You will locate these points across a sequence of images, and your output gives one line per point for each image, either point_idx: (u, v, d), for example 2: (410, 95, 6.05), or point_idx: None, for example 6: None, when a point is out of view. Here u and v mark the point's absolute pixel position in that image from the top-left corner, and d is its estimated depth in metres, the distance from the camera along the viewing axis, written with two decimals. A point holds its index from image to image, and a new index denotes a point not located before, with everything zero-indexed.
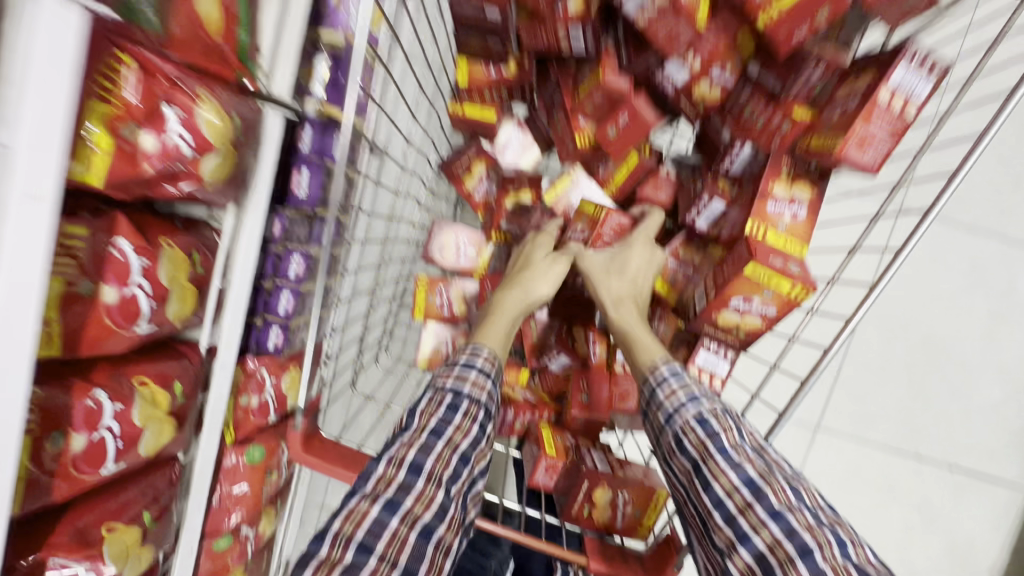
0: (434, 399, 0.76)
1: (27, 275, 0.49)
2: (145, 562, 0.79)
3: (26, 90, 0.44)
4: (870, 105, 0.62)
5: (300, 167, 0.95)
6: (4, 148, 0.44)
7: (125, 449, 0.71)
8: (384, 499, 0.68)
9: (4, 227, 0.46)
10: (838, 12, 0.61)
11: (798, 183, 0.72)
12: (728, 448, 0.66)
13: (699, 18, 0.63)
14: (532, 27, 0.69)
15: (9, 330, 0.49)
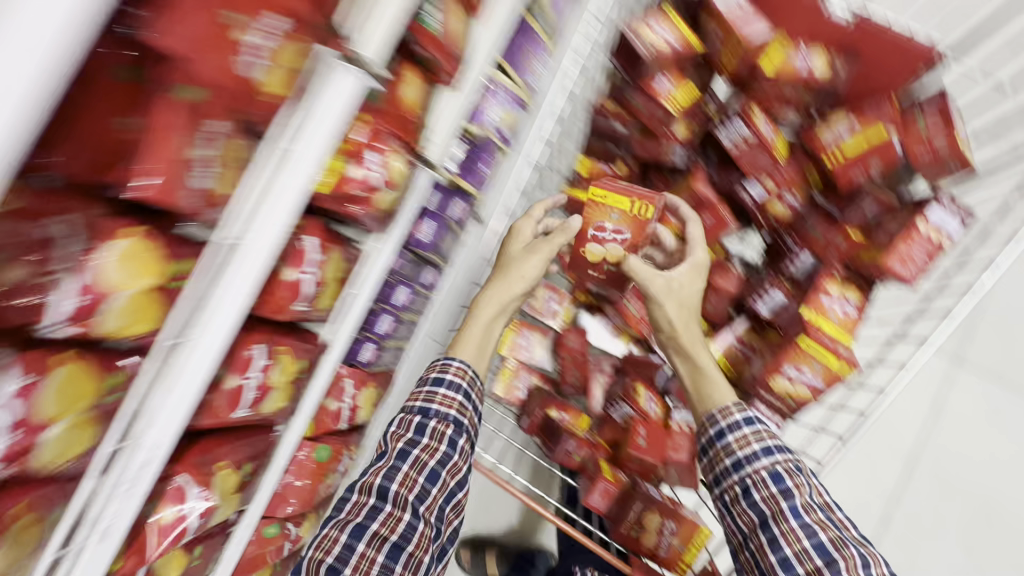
0: (406, 422, 0.89)
1: (264, 245, 0.59)
2: (230, 508, 0.90)
3: (313, 120, 0.56)
4: (911, 232, 0.81)
5: (426, 219, 1.17)
6: (287, 154, 0.56)
7: (257, 398, 0.87)
8: (353, 525, 0.81)
9: (268, 211, 0.57)
10: (889, 164, 0.78)
11: (850, 287, 0.86)
12: (799, 510, 0.74)
13: (777, 152, 0.82)
14: (644, 142, 0.88)
15: (235, 287, 0.59)
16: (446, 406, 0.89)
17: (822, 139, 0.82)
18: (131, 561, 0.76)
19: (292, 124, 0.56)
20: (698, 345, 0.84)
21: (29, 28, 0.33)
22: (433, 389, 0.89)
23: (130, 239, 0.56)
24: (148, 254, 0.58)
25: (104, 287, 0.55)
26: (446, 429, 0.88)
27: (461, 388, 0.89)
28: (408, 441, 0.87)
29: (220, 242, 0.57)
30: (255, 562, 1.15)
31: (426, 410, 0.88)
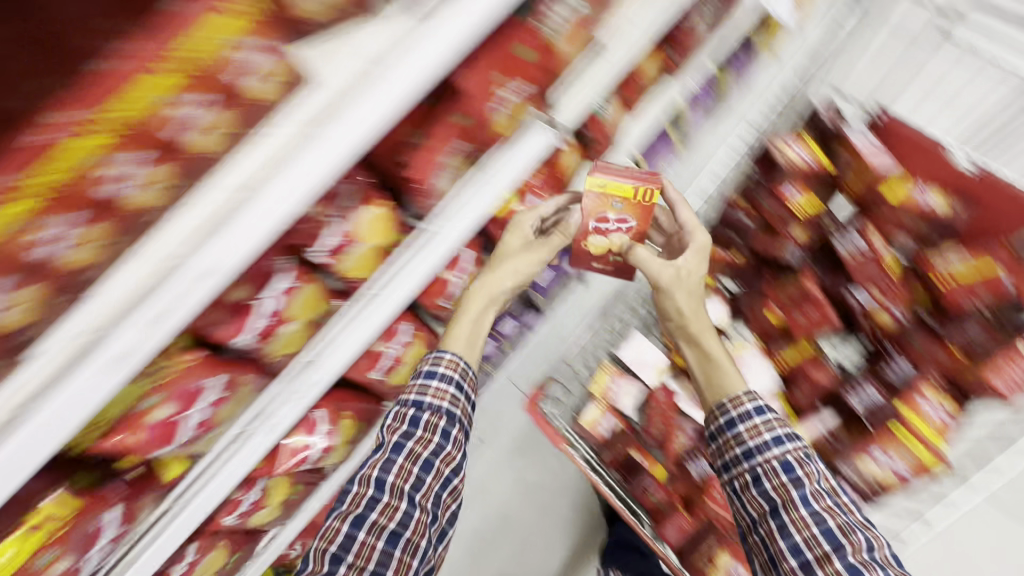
0: (400, 416, 0.87)
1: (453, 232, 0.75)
2: (336, 457, 1.04)
3: (511, 156, 0.78)
4: (1015, 355, 0.85)
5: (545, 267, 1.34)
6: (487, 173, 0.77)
7: (389, 368, 1.02)
8: (353, 515, 0.79)
9: (462, 209, 0.75)
10: (998, 293, 0.86)
11: (947, 396, 0.91)
12: (808, 497, 0.71)
13: (889, 266, 0.93)
14: (764, 237, 1.02)
15: (420, 262, 0.74)
16: (438, 398, 0.89)
17: (932, 261, 0.91)
18: (264, 466, 0.92)
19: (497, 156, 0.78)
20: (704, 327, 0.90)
21: (430, 57, 0.54)
22: (428, 379, 0.89)
23: (383, 209, 0.76)
24: (387, 224, 0.77)
25: (357, 235, 0.74)
26: (439, 421, 0.88)
27: (453, 378, 0.90)
28: (403, 433, 0.86)
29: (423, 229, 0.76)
30: None
31: (419, 402, 0.88)
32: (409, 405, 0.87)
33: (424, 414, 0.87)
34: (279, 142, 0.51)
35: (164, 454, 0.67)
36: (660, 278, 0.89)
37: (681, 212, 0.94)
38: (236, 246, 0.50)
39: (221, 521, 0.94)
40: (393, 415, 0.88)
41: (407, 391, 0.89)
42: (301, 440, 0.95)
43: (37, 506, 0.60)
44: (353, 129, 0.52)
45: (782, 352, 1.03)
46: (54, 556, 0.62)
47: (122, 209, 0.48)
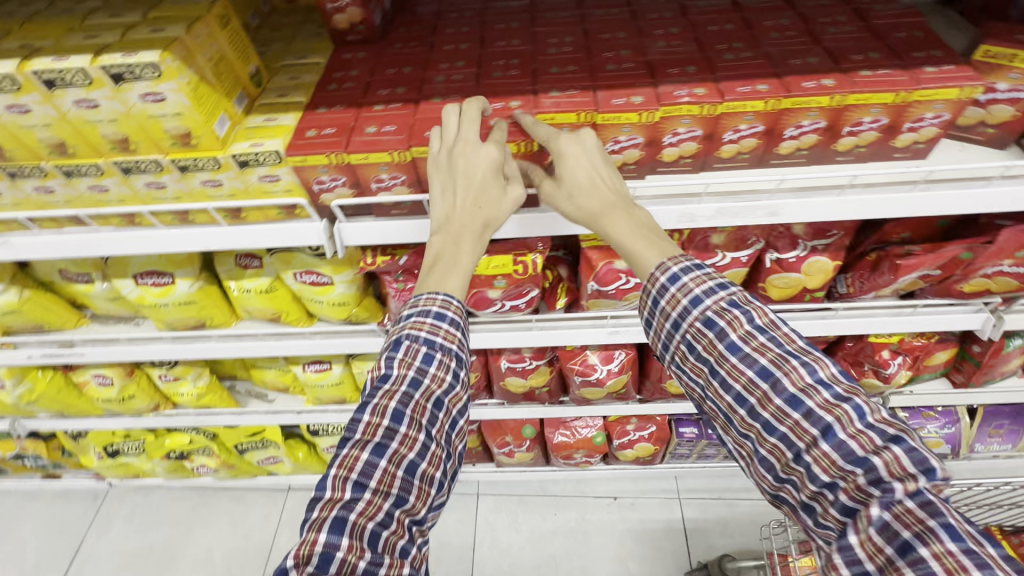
0: (411, 352, 0.61)
1: (858, 327, 0.91)
2: (590, 394, 1.20)
3: (939, 315, 0.90)
4: None
5: None
6: (914, 309, 0.90)
7: None
8: (374, 443, 0.57)
9: (872, 318, 0.90)
10: None
11: None
12: (739, 342, 0.56)
13: None
14: None
15: (814, 325, 0.91)
16: (448, 340, 0.62)
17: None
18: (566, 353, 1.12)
19: (925, 306, 0.90)
20: (642, 238, 0.63)
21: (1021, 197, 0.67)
22: (436, 321, 0.62)
23: (835, 263, 0.88)
24: (827, 275, 0.89)
25: (803, 267, 0.88)
26: (453, 363, 0.62)
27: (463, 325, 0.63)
28: (418, 369, 0.60)
29: (831, 306, 0.92)
30: (503, 429, 1.45)
31: (429, 341, 0.61)
32: (415, 343, 0.61)
33: (437, 354, 0.61)
34: (884, 173, 0.69)
35: (586, 287, 0.91)
36: (554, 197, 0.67)
37: (536, 130, 0.65)
38: (803, 211, 0.70)
39: (500, 360, 1.15)
40: (401, 348, 0.61)
41: (417, 324, 0.62)
42: (592, 360, 1.14)
43: (526, 255, 0.85)
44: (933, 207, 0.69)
45: None
46: (500, 285, 0.89)
47: (778, 145, 0.69)
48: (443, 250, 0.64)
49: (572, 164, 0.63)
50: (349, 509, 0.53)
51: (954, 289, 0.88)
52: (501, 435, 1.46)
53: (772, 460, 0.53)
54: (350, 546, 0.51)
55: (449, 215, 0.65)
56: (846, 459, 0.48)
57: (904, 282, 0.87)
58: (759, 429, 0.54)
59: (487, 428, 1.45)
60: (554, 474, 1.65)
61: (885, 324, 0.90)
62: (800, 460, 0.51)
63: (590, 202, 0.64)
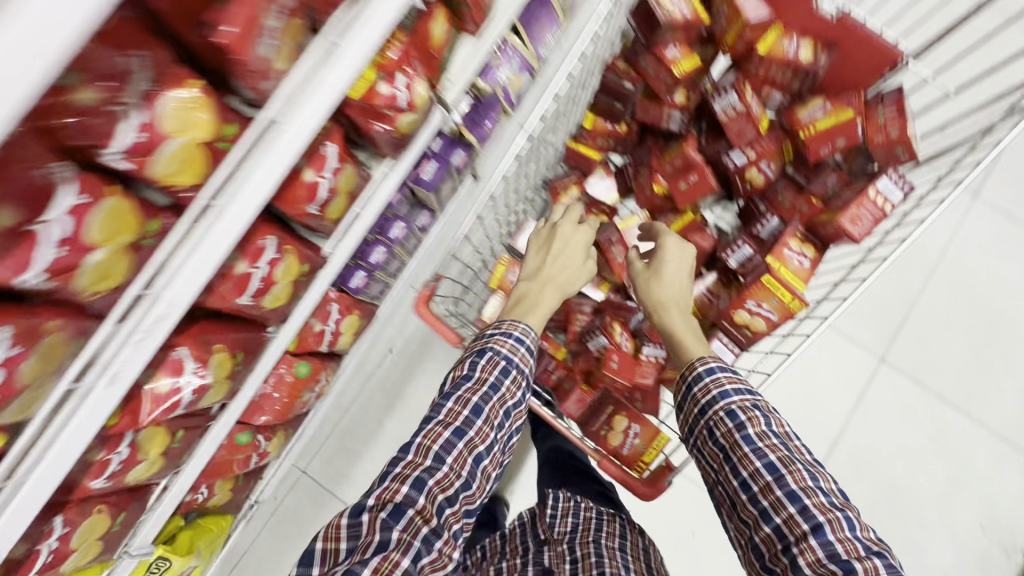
0: (493, 364, 0.93)
1: (302, 125, 0.63)
2: (218, 396, 0.93)
3: (358, 28, 0.64)
4: (860, 196, 0.88)
5: (431, 159, 1.31)
6: (337, 45, 0.64)
7: (261, 291, 0.90)
8: (454, 427, 0.87)
9: (304, 104, 0.63)
10: (852, 141, 0.88)
11: (808, 245, 0.94)
12: (752, 437, 0.83)
13: (760, 123, 0.93)
14: (648, 104, 1.00)
15: (265, 168, 0.63)
16: (523, 363, 0.94)
17: (800, 115, 0.91)
18: (124, 421, 0.79)
19: (341, 31, 0.65)
20: (689, 330, 0.94)
21: None
22: (516, 345, 0.94)
23: (190, 90, 0.60)
24: (203, 108, 0.61)
25: (162, 129, 0.59)
26: (520, 379, 0.94)
27: (529, 352, 0.97)
28: (495, 378, 0.92)
29: (264, 119, 0.64)
30: (224, 465, 1.19)
31: (509, 361, 0.94)
32: (502, 359, 0.93)
33: (515, 372, 0.93)
34: None
35: None
36: (641, 274, 0.98)
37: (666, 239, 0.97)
38: None
39: (88, 487, 0.83)
40: (485, 357, 0.94)
41: (500, 346, 0.94)
42: (168, 383, 0.82)
43: None
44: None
45: (669, 223, 1.06)
46: None
47: None
48: (526, 292, 1.01)
49: (673, 265, 0.96)
50: (431, 474, 0.83)
51: None
52: (228, 467, 1.20)
53: (765, 544, 0.79)
54: (422, 502, 0.81)
55: (538, 268, 1.01)
56: (830, 556, 0.72)
57: (272, 54, 0.63)
58: (758, 515, 0.80)
59: (207, 476, 1.17)
60: (328, 403, 1.55)
61: (322, 85, 0.63)
62: (789, 549, 0.75)
63: (664, 292, 0.97)
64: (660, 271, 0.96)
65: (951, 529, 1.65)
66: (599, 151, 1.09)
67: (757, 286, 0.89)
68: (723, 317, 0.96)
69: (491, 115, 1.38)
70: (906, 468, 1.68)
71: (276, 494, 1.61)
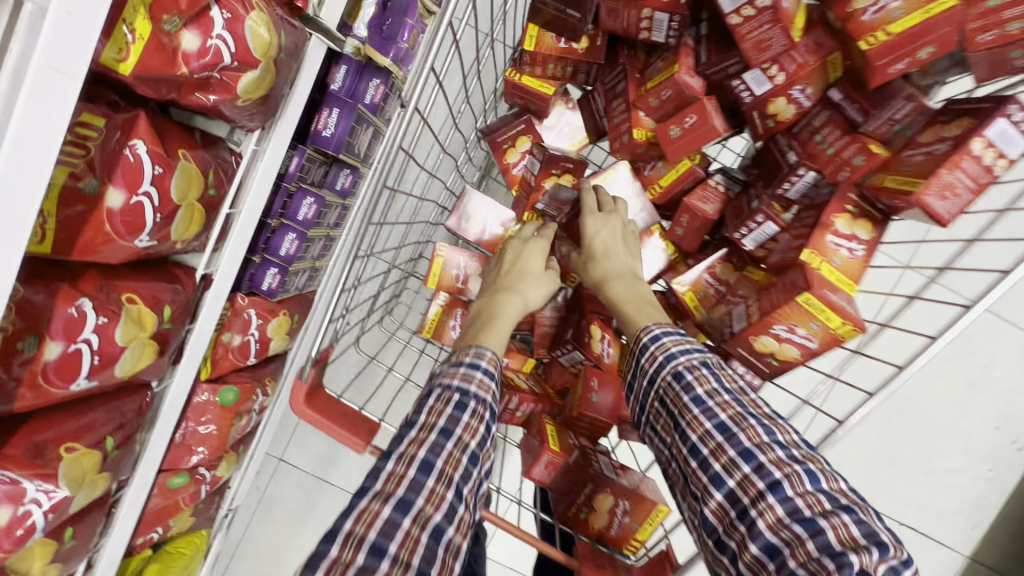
0: (444, 396, 0.68)
1: (42, 149, 0.44)
2: (99, 491, 0.73)
3: None
4: (960, 153, 0.66)
5: (331, 106, 0.95)
6: (35, 5, 0.40)
7: (101, 367, 0.66)
8: (395, 498, 0.59)
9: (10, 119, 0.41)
10: (940, 50, 0.68)
11: (860, 222, 0.75)
12: (703, 397, 0.68)
13: (794, 32, 0.70)
14: (618, 6, 0.72)
15: (4, 214, 0.44)
16: (485, 388, 0.70)
17: (858, 10, 0.68)
18: None
19: None
20: (640, 302, 0.79)
21: None
22: (472, 367, 0.71)
23: None
24: None
25: None
26: (486, 412, 0.69)
27: (496, 373, 0.72)
28: (449, 417, 0.66)
29: None
30: (167, 508, 1.05)
31: (465, 387, 0.69)
32: (454, 388, 0.68)
33: (473, 402, 0.67)
34: None
35: None
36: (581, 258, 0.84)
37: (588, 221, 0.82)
38: None
39: None
40: (433, 396, 0.69)
41: (451, 374, 0.71)
42: (4, 515, 0.62)
43: None
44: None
45: (657, 174, 0.87)
46: None
47: None
48: (481, 308, 0.81)
49: (598, 235, 0.81)
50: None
51: None
52: (173, 508, 1.07)
53: (718, 519, 0.64)
54: None
55: (488, 287, 0.84)
56: (794, 518, 0.59)
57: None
58: (708, 484, 0.65)
59: (148, 523, 1.04)
60: (283, 405, 1.37)
61: (47, 98, 0.42)
62: (747, 516, 0.61)
63: (611, 266, 0.81)
64: (587, 249, 0.82)
65: (965, 434, 1.58)
66: (552, 84, 0.84)
67: (788, 306, 0.72)
68: (739, 343, 0.77)
69: (408, 23, 0.96)
70: (920, 378, 1.57)
71: (254, 490, 1.52)
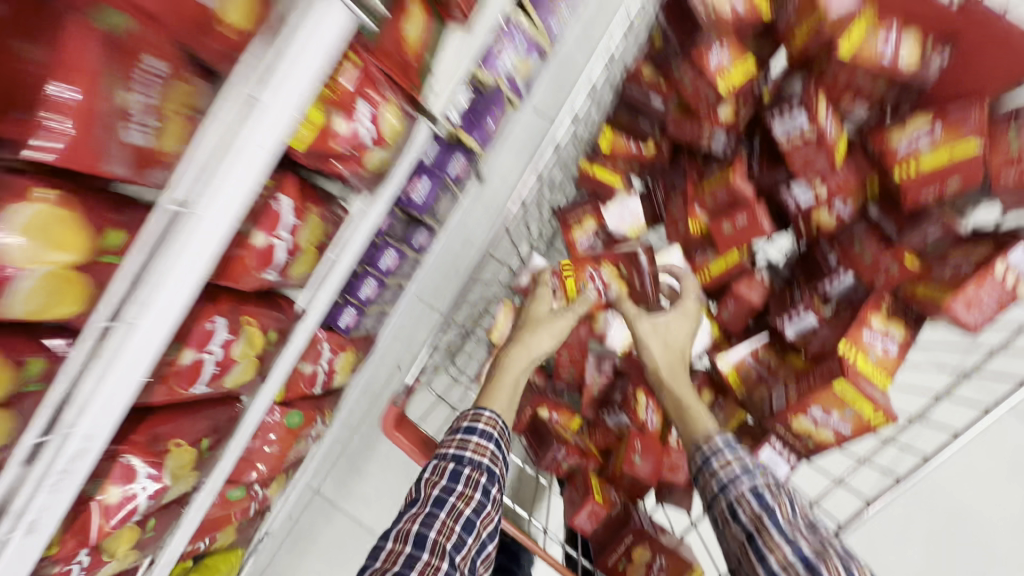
0: (440, 468, 0.79)
1: (232, 201, 0.54)
2: (187, 486, 0.83)
3: (280, 72, 0.51)
4: (984, 272, 0.75)
5: (423, 176, 1.11)
6: (254, 98, 0.51)
7: (218, 374, 0.78)
8: (391, 572, 0.70)
9: (223, 181, 0.52)
10: (967, 183, 0.76)
11: (894, 321, 0.83)
12: (783, 522, 0.65)
13: (838, 156, 0.80)
14: (683, 120, 0.87)
15: (195, 249, 0.54)
16: (479, 454, 0.80)
17: (894, 144, 0.79)
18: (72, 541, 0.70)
19: (259, 70, 0.51)
20: (684, 381, 0.84)
21: None
22: (467, 434, 0.81)
23: (42, 204, 0.49)
24: (62, 223, 0.51)
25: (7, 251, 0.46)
26: (480, 476, 0.78)
27: (494, 435, 0.81)
28: (442, 489, 0.77)
29: (166, 203, 0.52)
30: (221, 519, 1.13)
31: (458, 456, 0.79)
32: (448, 460, 0.79)
33: (465, 471, 0.78)
34: None
35: None
36: (654, 329, 0.86)
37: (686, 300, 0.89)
38: None
39: None
40: (431, 469, 0.80)
41: (447, 444, 0.81)
42: (117, 493, 0.72)
43: None
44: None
45: (706, 262, 0.94)
46: None
47: None
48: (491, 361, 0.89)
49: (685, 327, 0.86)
50: None
51: (222, 38, 0.51)
52: (226, 520, 1.14)
53: None
54: None
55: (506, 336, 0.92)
56: None
57: (144, 142, 0.51)
58: None
59: (202, 533, 1.11)
60: (333, 437, 1.45)
61: (246, 166, 0.53)
62: None
63: (684, 347, 0.85)
64: (671, 326, 0.86)
65: None
66: (618, 176, 0.95)
67: (825, 390, 0.80)
68: (778, 420, 0.84)
69: (494, 112, 1.14)
70: None
71: (289, 516, 1.57)
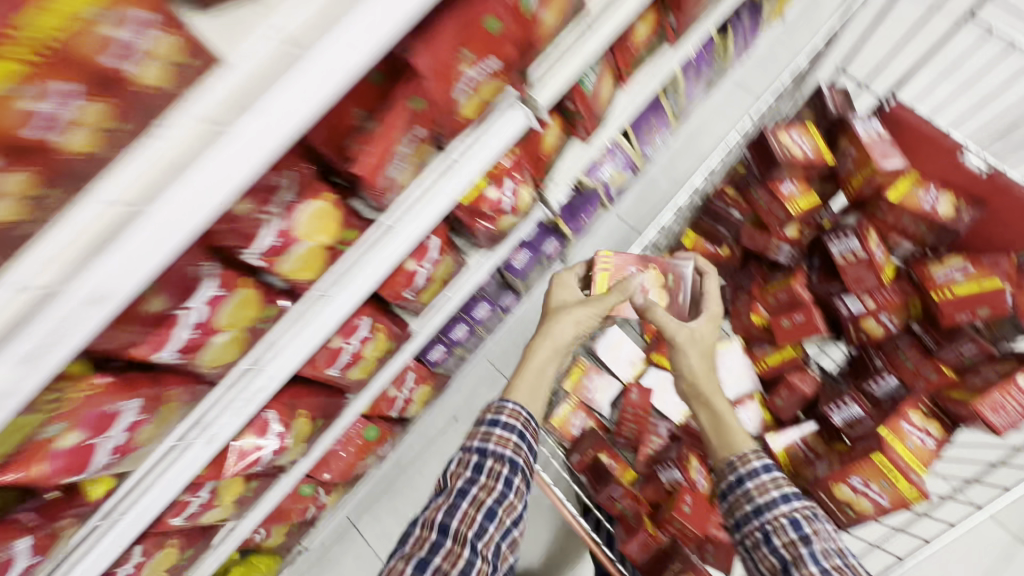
0: (464, 461, 0.86)
1: (418, 228, 0.74)
2: (292, 455, 0.98)
3: (477, 146, 0.74)
4: (1009, 383, 0.87)
5: (524, 249, 1.33)
6: (455, 160, 0.73)
7: (349, 364, 0.96)
8: (417, 558, 0.77)
9: (420, 212, 0.73)
10: (995, 312, 0.90)
11: (932, 420, 0.93)
12: (820, 554, 0.69)
13: (884, 275, 0.96)
14: (756, 232, 1.05)
15: (383, 257, 0.72)
16: (499, 447, 0.85)
17: (933, 273, 0.96)
18: (210, 471, 0.85)
19: (463, 144, 0.74)
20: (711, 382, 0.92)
21: (343, 57, 0.49)
22: (490, 427, 0.87)
23: (324, 202, 0.69)
24: (330, 218, 0.70)
25: (298, 231, 0.67)
26: (499, 468, 0.84)
27: (516, 428, 0.88)
28: (465, 480, 0.83)
29: (381, 223, 0.73)
30: (285, 513, 1.24)
31: (481, 449, 0.85)
32: (471, 453, 0.85)
33: (487, 464, 0.84)
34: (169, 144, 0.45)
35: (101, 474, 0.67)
36: (681, 331, 0.97)
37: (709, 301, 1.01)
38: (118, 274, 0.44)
39: (169, 523, 0.88)
40: (456, 461, 0.87)
41: (471, 437, 0.88)
42: (252, 442, 0.88)
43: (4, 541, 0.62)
44: (302, 102, 0.48)
45: (764, 354, 1.07)
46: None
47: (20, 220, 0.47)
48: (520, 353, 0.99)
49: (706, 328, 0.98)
50: None
51: (457, 123, 0.71)
52: (288, 516, 1.25)
53: None
54: None
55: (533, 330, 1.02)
56: None
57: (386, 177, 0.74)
58: None
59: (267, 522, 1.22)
60: (386, 468, 1.56)
61: (434, 203, 0.73)
62: None
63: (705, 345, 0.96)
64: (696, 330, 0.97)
65: None
66: None
67: (864, 460, 0.87)
68: (821, 488, 0.91)
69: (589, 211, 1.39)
70: None
71: (324, 541, 1.63)
